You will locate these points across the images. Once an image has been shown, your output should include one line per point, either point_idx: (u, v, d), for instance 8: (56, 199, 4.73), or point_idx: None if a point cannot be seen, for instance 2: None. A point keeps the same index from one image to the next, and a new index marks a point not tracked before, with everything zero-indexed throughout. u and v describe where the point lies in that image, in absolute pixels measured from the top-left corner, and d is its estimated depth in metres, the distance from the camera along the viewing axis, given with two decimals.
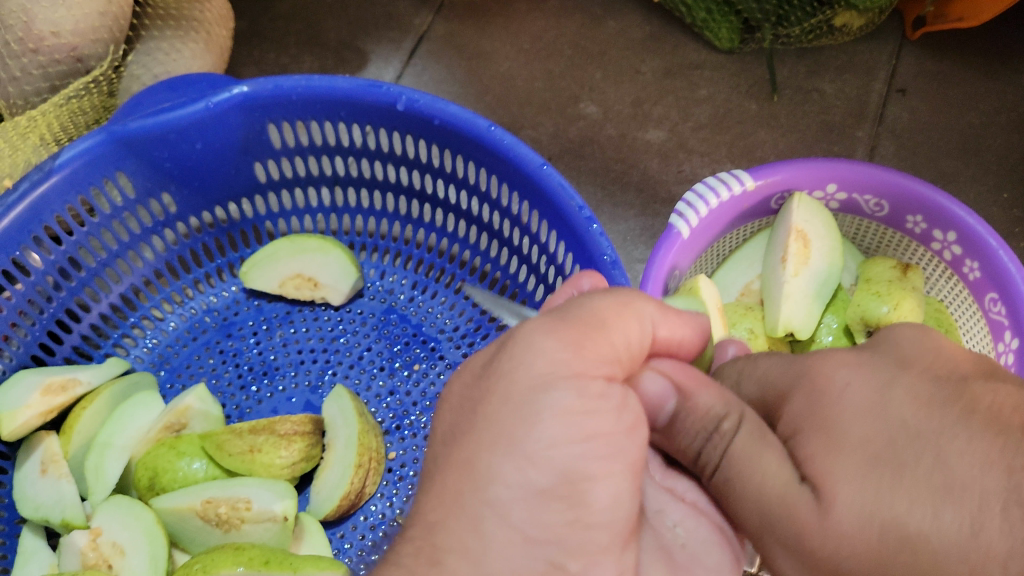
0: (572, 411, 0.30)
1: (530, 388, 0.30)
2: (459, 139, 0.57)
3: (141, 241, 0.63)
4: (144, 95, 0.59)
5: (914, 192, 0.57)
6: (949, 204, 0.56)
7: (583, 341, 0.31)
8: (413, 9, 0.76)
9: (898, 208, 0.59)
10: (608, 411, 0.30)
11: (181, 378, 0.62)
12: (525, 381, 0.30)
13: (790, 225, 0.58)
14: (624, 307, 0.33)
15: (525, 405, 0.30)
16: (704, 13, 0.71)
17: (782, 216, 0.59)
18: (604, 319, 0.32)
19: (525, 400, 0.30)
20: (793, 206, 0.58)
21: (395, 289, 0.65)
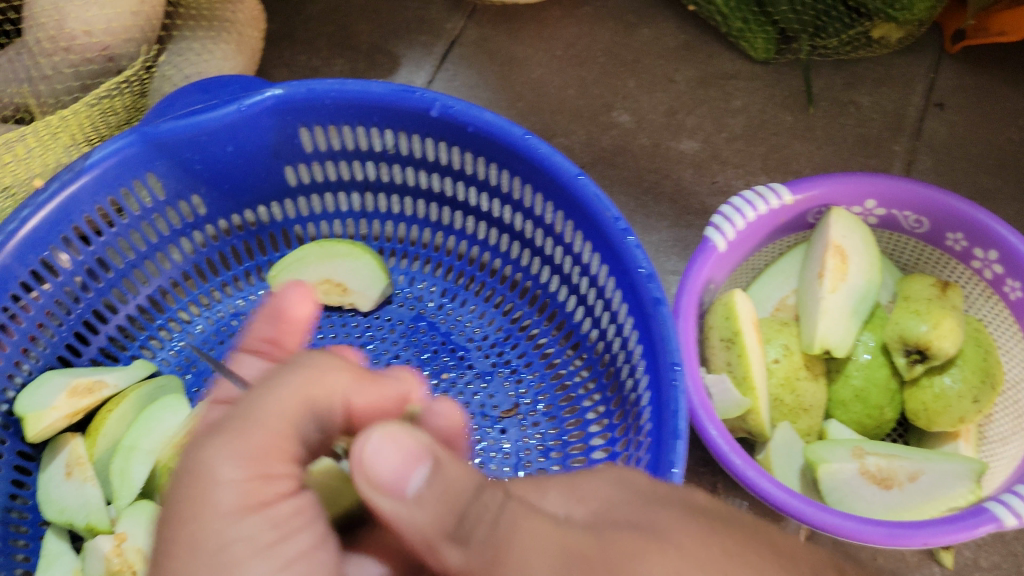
0: (255, 520, 0.30)
1: (207, 483, 0.30)
2: (493, 147, 0.56)
3: (169, 243, 0.63)
4: (175, 96, 0.58)
5: (955, 209, 0.56)
6: (991, 222, 0.55)
7: (257, 449, 0.30)
8: (445, 13, 0.76)
9: (939, 225, 0.58)
10: (304, 528, 0.31)
11: (207, 382, 0.62)
12: (193, 480, 0.30)
13: (828, 240, 0.57)
14: (272, 388, 0.32)
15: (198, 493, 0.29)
16: (741, 23, 0.70)
17: (820, 231, 0.58)
18: (250, 416, 0.31)
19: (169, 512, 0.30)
20: (831, 220, 0.57)
21: (424, 296, 0.65)
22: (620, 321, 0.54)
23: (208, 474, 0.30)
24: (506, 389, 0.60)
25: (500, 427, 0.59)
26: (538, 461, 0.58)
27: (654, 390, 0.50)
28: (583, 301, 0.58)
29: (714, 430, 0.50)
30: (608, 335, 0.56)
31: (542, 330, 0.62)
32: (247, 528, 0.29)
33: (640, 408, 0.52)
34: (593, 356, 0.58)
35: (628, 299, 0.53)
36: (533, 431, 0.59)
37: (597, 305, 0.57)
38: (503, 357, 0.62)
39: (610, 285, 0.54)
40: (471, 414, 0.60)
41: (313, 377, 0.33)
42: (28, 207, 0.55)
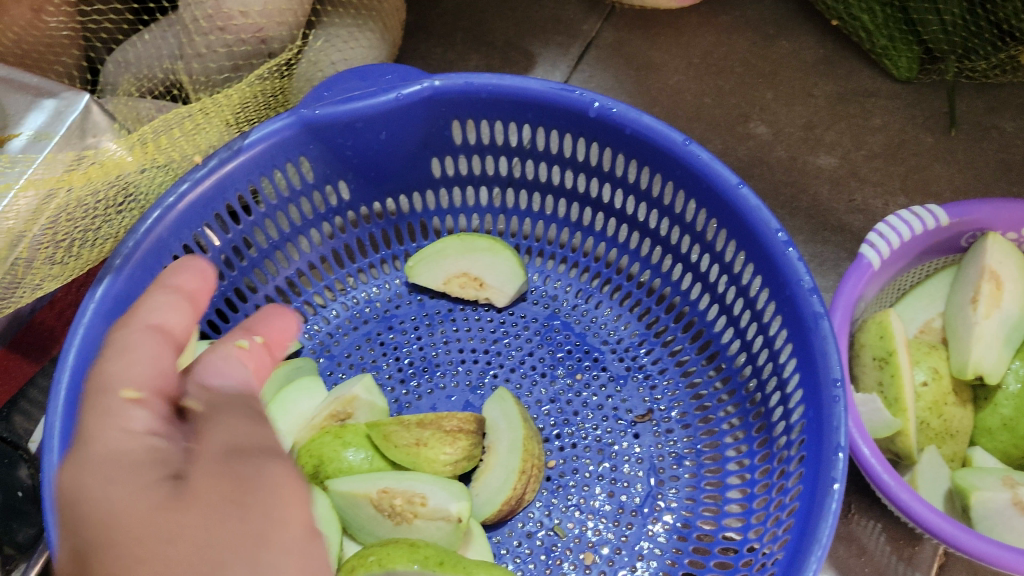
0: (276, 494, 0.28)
1: (116, 463, 0.27)
2: (650, 151, 0.56)
3: (310, 227, 0.63)
4: (333, 82, 0.59)
5: None
6: None
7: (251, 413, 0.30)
8: (582, 14, 0.76)
9: None
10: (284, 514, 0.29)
11: (340, 367, 0.62)
12: (115, 461, 0.27)
13: (984, 265, 0.56)
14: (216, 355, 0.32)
15: (122, 465, 0.27)
16: (886, 40, 0.69)
17: (975, 255, 0.57)
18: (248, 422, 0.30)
19: (83, 456, 0.27)
20: (987, 245, 0.56)
21: (558, 295, 0.64)
22: (771, 334, 0.54)
23: (112, 454, 0.27)
24: (640, 394, 0.60)
25: (634, 431, 0.59)
26: (671, 468, 0.58)
27: (812, 405, 0.49)
28: (730, 312, 0.58)
29: (867, 447, 0.49)
30: (754, 347, 0.56)
31: (679, 338, 0.62)
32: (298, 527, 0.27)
33: (791, 421, 0.52)
34: (736, 375, 0.58)
35: (785, 314, 0.52)
36: (667, 438, 0.59)
37: (744, 317, 0.57)
38: (637, 361, 0.61)
39: (763, 299, 0.54)
40: (605, 416, 0.59)
41: (232, 429, 0.28)
42: (188, 182, 0.55)
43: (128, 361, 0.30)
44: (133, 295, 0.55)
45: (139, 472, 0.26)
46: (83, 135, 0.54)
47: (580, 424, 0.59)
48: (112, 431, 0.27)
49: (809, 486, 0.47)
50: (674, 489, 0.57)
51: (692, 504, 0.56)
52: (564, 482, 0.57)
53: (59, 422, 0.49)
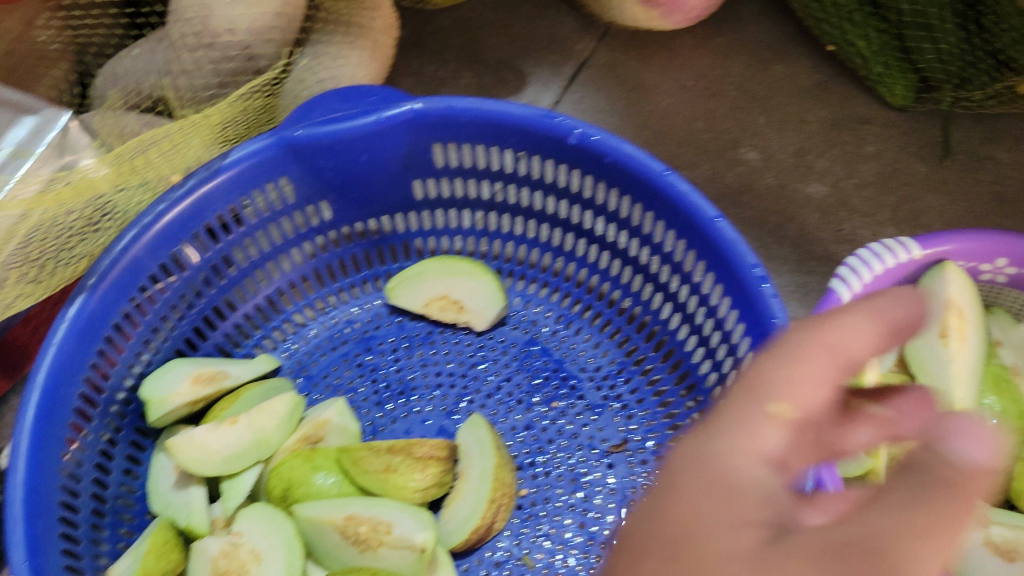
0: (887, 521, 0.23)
1: (755, 491, 0.24)
2: (630, 180, 0.56)
3: (291, 246, 0.63)
4: (315, 103, 0.58)
5: None
6: None
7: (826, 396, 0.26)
8: (576, 34, 0.75)
9: None
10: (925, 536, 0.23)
11: (317, 388, 0.62)
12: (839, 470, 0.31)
13: (945, 296, 0.55)
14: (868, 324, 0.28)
15: (729, 493, 0.24)
16: (882, 68, 0.68)
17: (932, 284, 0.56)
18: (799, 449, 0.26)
19: (705, 467, 0.25)
20: (947, 274, 0.55)
21: (539, 320, 0.64)
22: (745, 370, 0.53)
23: None
24: (617, 424, 0.60)
25: (607, 461, 0.58)
26: (644, 499, 0.57)
27: (779, 447, 0.49)
28: (707, 346, 0.57)
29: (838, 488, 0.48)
30: (729, 381, 0.55)
31: (658, 366, 0.61)
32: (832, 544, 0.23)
33: None
34: (711, 409, 0.57)
35: (758, 352, 0.52)
36: (641, 469, 0.58)
37: (720, 351, 0.56)
38: (615, 391, 0.61)
39: (738, 334, 0.54)
40: (579, 446, 0.59)
41: None
42: (166, 201, 0.55)
43: (804, 370, 0.26)
44: (108, 314, 0.55)
45: (755, 516, 0.24)
46: (63, 153, 0.54)
47: (554, 453, 0.59)
48: (754, 450, 0.25)
49: None
50: None
51: None
52: (536, 511, 0.57)
53: (27, 440, 0.49)
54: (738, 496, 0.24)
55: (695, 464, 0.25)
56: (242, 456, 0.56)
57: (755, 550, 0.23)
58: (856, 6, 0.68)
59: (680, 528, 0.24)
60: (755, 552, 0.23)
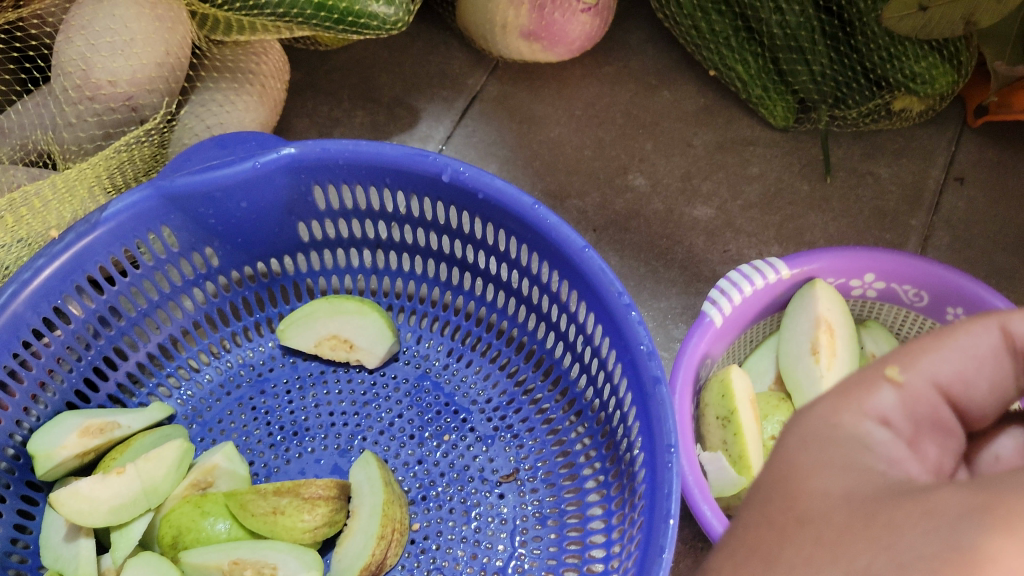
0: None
1: (796, 468, 0.25)
2: (502, 214, 0.57)
3: (182, 292, 0.63)
4: (192, 151, 0.59)
5: (954, 283, 0.55)
6: (991, 297, 0.54)
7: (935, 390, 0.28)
8: (467, 69, 0.77)
9: (939, 299, 0.57)
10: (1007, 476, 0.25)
11: (212, 433, 0.62)
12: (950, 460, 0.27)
13: (815, 313, 0.56)
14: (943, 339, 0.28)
15: (865, 452, 0.25)
16: (761, 90, 0.70)
17: (801, 303, 0.57)
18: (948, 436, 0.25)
19: (814, 432, 0.25)
20: (817, 291, 0.57)
21: (431, 354, 0.65)
22: (621, 396, 0.54)
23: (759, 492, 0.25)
24: (507, 453, 0.61)
25: (498, 491, 0.59)
26: (535, 527, 0.58)
27: (650, 471, 0.49)
28: (587, 371, 0.58)
29: (707, 506, 0.50)
30: (609, 407, 0.56)
31: (545, 394, 0.62)
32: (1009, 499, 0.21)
33: (636, 478, 0.52)
34: (596, 435, 0.58)
35: (629, 377, 0.52)
36: (531, 497, 0.59)
37: (599, 376, 0.57)
38: (505, 421, 0.62)
39: (613, 360, 0.54)
40: (471, 477, 0.60)
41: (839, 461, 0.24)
42: (44, 256, 0.56)
43: (939, 357, 0.28)
44: None
45: (859, 467, 0.24)
46: None
47: (445, 486, 0.59)
48: (838, 423, 0.26)
49: (643, 551, 0.47)
50: (536, 548, 0.57)
51: (554, 564, 0.56)
52: (428, 545, 0.57)
53: None
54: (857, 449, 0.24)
55: (797, 423, 0.26)
56: (132, 505, 0.56)
57: (855, 496, 0.23)
58: (731, 31, 0.69)
59: (789, 489, 0.24)
60: (848, 498, 0.23)
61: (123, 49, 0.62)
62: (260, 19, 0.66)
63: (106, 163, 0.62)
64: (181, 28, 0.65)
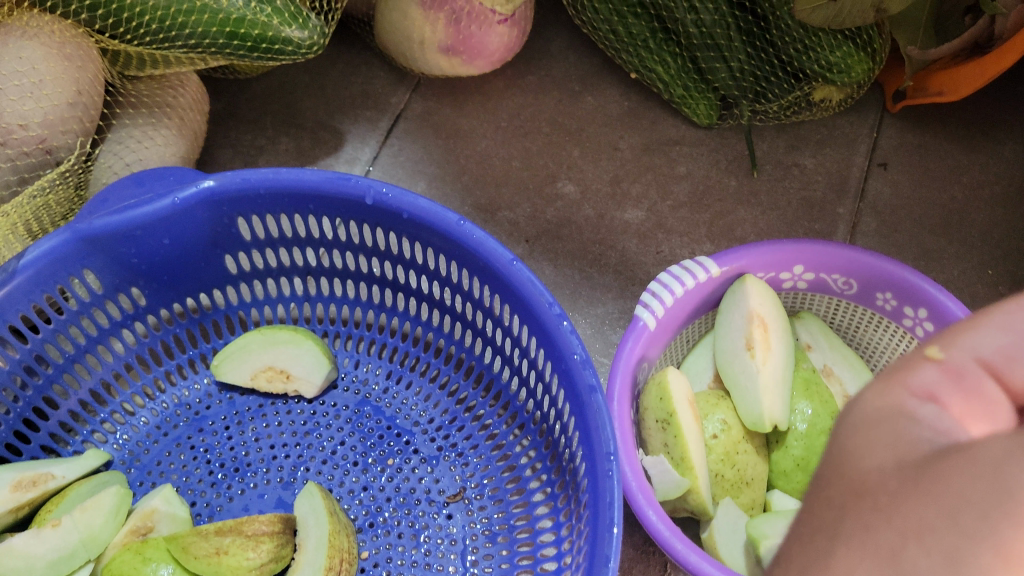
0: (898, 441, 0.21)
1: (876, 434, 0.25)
2: (428, 232, 0.56)
3: (110, 334, 0.62)
4: (109, 191, 0.58)
5: (883, 269, 0.56)
6: (918, 280, 0.55)
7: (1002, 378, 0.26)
8: (390, 87, 0.76)
9: (868, 285, 0.57)
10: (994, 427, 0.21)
11: (151, 476, 0.61)
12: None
13: (749, 309, 0.57)
14: None
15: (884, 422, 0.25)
16: (682, 90, 0.70)
17: (735, 299, 0.57)
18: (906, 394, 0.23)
19: None
20: (748, 286, 0.57)
21: (369, 378, 0.64)
22: (561, 406, 0.54)
23: None
24: (453, 472, 0.60)
25: (446, 511, 0.58)
26: (485, 546, 0.57)
27: (591, 478, 0.49)
28: (526, 382, 0.58)
29: (655, 513, 0.49)
30: (549, 417, 0.56)
31: (486, 410, 0.61)
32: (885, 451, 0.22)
33: (579, 484, 0.52)
34: (540, 448, 0.58)
35: (565, 386, 0.52)
36: (479, 514, 0.58)
37: (538, 387, 0.57)
38: (449, 440, 0.61)
39: (549, 371, 0.54)
40: (418, 500, 0.59)
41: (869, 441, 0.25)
42: None
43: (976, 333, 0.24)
44: None
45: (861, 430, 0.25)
46: None
47: (392, 511, 0.58)
48: None
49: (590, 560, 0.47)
50: (488, 566, 0.56)
51: None
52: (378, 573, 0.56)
53: None
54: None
55: None
56: (70, 557, 0.54)
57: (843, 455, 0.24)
58: (648, 32, 0.70)
59: None
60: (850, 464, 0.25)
61: (33, 92, 0.61)
62: (173, 51, 0.66)
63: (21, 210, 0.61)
64: (92, 65, 0.64)
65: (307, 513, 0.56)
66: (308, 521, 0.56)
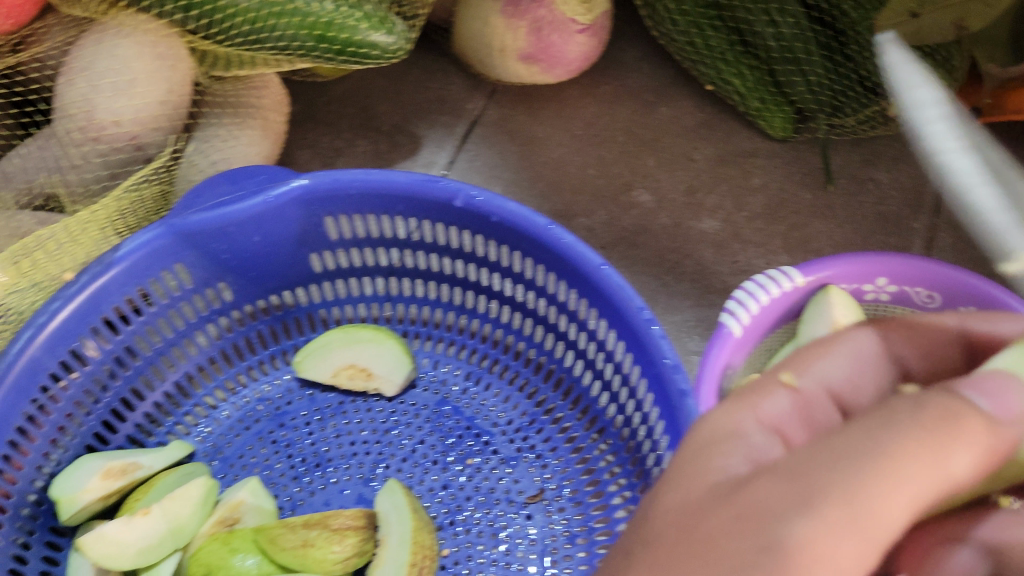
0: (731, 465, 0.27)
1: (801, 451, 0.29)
2: (517, 236, 0.57)
3: (196, 329, 0.63)
4: (203, 187, 0.59)
5: (969, 285, 0.56)
6: (1006, 297, 0.55)
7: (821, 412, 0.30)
8: (466, 93, 0.77)
9: (952, 300, 0.57)
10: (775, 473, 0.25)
11: (234, 469, 0.62)
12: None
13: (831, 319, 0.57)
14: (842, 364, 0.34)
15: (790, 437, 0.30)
16: (758, 102, 0.71)
17: (816, 309, 0.58)
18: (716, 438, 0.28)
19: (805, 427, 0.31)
20: (832, 298, 0.57)
21: (449, 378, 0.65)
22: (646, 410, 0.54)
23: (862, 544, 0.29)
24: (531, 474, 0.61)
25: (526, 512, 0.59)
26: (564, 547, 0.58)
27: None
28: (608, 386, 0.59)
29: None
30: (632, 421, 0.57)
31: (567, 413, 0.62)
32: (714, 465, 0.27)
33: None
34: (622, 453, 0.58)
35: (654, 391, 0.53)
36: (559, 516, 0.59)
37: (621, 391, 0.57)
38: (528, 441, 0.62)
39: (636, 376, 0.55)
40: (497, 500, 0.60)
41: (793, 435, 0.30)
42: (60, 299, 0.56)
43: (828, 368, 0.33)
44: (11, 417, 0.54)
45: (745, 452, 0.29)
46: None
47: (472, 509, 0.59)
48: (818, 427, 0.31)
49: None
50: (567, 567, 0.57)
51: None
52: (458, 570, 0.57)
53: None
54: (861, 430, 0.25)
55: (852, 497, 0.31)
56: (158, 546, 0.55)
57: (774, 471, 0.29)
58: (727, 45, 0.71)
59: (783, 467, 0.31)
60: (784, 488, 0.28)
61: (126, 89, 0.62)
62: (261, 53, 0.67)
63: (115, 204, 0.62)
64: (182, 65, 0.65)
65: (389, 509, 0.57)
66: (389, 517, 0.57)
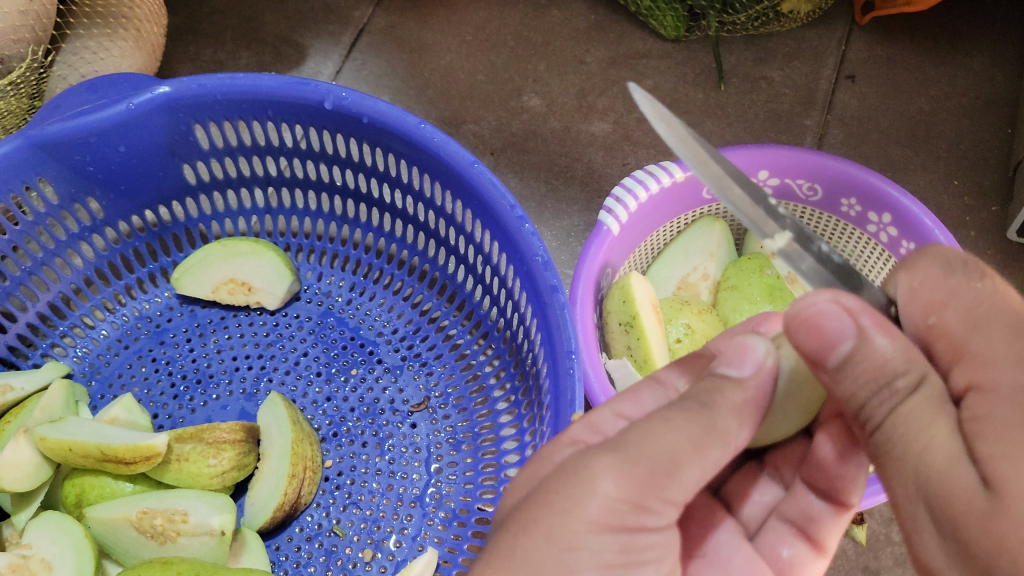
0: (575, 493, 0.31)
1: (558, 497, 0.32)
2: (388, 135, 0.55)
3: (69, 247, 0.61)
4: (63, 98, 0.55)
5: (847, 174, 0.55)
6: (882, 184, 0.54)
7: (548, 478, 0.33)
8: (352, 1, 0.75)
9: (833, 191, 0.57)
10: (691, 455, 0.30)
11: (113, 388, 0.60)
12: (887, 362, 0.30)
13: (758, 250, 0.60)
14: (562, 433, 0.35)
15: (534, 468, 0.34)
16: (650, 2, 0.69)
17: (751, 243, 0.61)
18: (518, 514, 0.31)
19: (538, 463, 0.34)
20: (715, 228, 0.59)
21: (333, 291, 0.64)
22: (522, 308, 0.54)
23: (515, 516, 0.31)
24: (416, 382, 0.60)
25: (411, 420, 0.58)
26: (449, 453, 0.57)
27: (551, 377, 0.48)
28: (488, 290, 0.58)
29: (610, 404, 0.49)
30: (512, 322, 0.56)
31: (450, 322, 0.62)
32: (661, 438, 0.30)
33: (539, 370, 0.52)
34: (504, 354, 0.58)
35: (525, 284, 0.52)
36: (442, 421, 0.58)
37: (495, 284, 0.57)
38: (413, 350, 0.61)
39: (507, 270, 0.54)
40: (382, 410, 0.59)
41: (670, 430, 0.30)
42: None
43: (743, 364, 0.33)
44: None
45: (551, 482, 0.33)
46: None
47: (356, 421, 0.58)
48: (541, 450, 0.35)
49: None
50: (452, 474, 0.56)
51: (471, 488, 0.55)
52: (342, 481, 0.56)
53: None
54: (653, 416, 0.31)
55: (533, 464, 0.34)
56: (39, 470, 0.53)
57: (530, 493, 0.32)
58: None
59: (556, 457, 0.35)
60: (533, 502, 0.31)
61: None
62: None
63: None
64: None
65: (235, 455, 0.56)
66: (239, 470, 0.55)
